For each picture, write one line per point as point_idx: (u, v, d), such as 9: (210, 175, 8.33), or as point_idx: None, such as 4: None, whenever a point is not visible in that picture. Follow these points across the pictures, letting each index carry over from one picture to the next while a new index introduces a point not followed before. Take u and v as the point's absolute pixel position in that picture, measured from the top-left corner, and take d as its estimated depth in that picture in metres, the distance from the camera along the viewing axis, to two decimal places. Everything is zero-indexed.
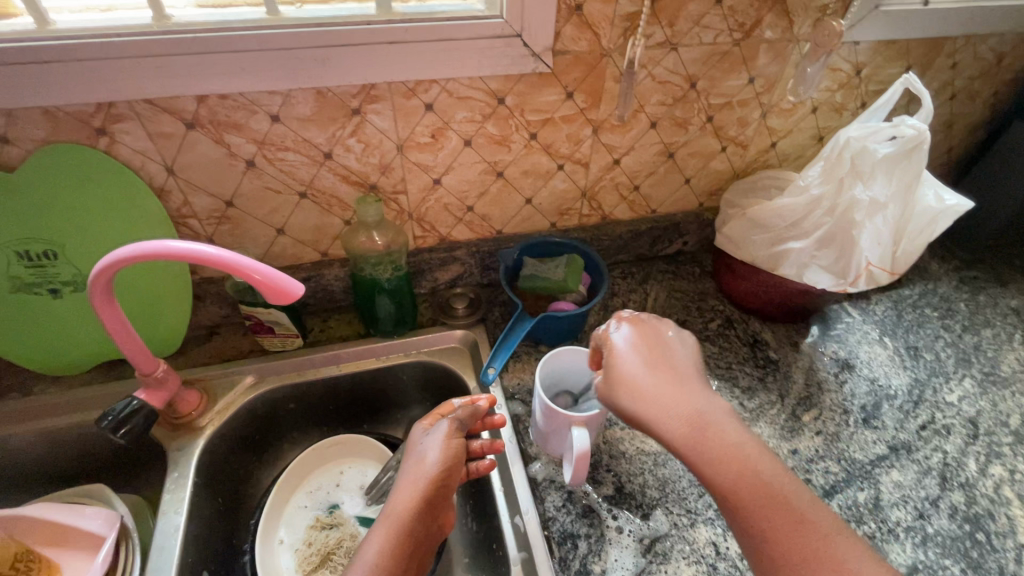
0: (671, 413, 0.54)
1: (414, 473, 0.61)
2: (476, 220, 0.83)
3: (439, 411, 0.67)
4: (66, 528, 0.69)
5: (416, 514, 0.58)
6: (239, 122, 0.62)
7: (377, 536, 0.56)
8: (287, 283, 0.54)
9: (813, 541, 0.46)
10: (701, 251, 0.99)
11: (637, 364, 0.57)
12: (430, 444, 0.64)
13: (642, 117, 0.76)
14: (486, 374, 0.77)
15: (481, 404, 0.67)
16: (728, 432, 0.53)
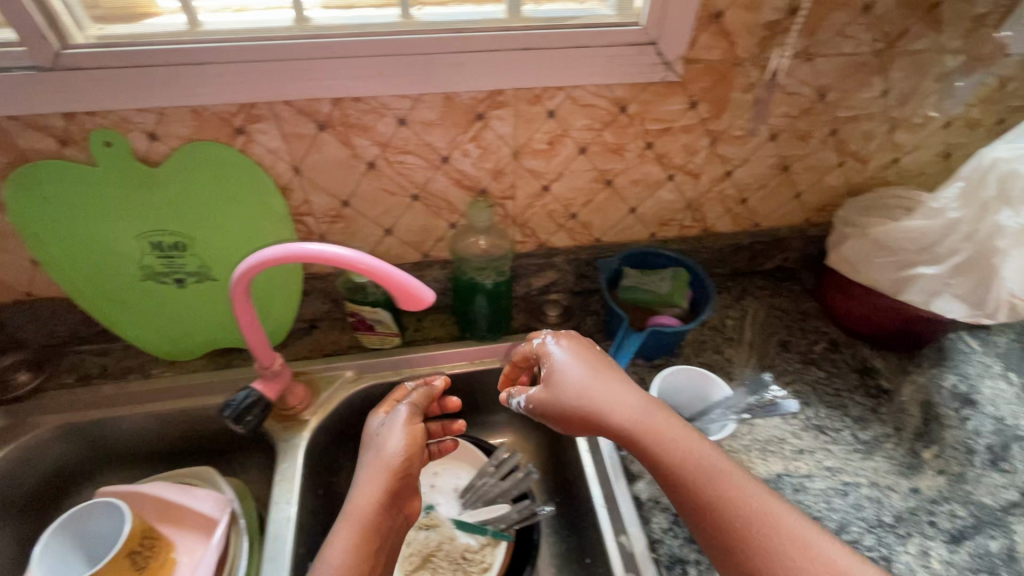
0: (630, 432, 0.54)
1: (373, 464, 0.61)
2: (577, 227, 0.81)
3: (393, 397, 0.70)
4: (179, 507, 0.73)
5: (380, 508, 0.59)
6: (367, 125, 0.62)
7: (342, 537, 0.56)
8: (419, 291, 0.54)
9: (795, 553, 0.45)
10: (801, 268, 0.95)
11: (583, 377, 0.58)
12: (387, 433, 0.64)
13: (763, 129, 0.72)
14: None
15: (434, 387, 0.69)
16: (691, 440, 0.53)
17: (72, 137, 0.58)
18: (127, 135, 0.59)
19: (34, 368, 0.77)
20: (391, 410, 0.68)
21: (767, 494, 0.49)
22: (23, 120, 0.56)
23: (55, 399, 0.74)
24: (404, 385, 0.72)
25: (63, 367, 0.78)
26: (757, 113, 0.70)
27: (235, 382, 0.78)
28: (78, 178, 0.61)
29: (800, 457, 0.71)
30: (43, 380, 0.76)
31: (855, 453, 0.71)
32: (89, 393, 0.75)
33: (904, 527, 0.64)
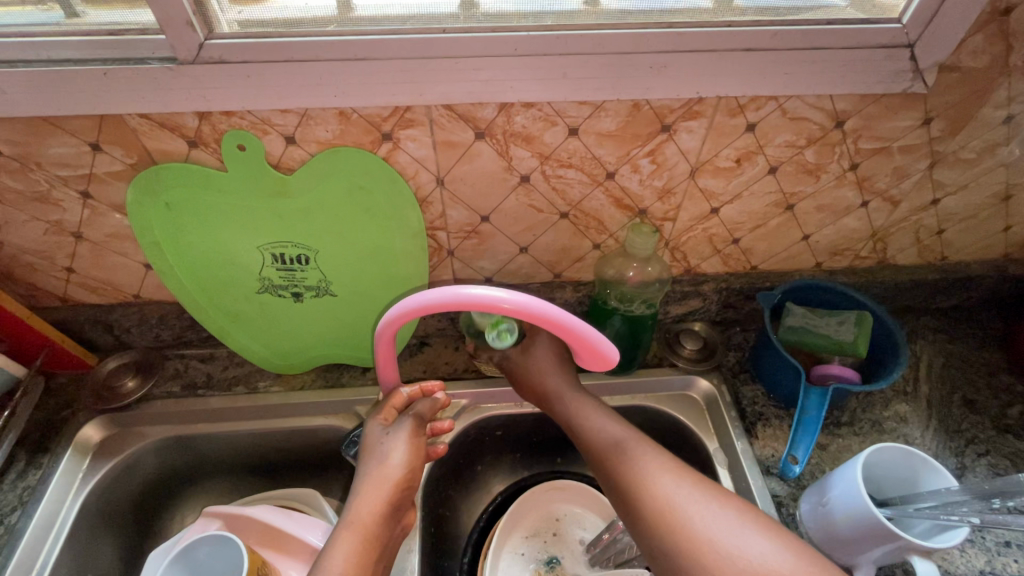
0: (562, 417, 0.60)
1: (375, 477, 0.53)
2: (736, 253, 0.70)
3: (390, 402, 0.59)
4: (284, 533, 0.67)
5: (384, 522, 0.52)
6: (533, 134, 0.52)
7: (341, 546, 0.49)
8: (590, 336, 0.44)
9: (661, 501, 0.49)
10: (982, 308, 0.81)
11: (541, 358, 0.62)
12: (392, 445, 0.55)
13: (1000, 152, 0.59)
14: (788, 465, 0.62)
15: (440, 396, 0.58)
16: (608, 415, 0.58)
17: (203, 139, 0.50)
18: (264, 138, 0.51)
19: (140, 372, 0.72)
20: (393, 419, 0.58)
21: (644, 453, 0.53)
22: (153, 118, 0.48)
23: (160, 409, 0.70)
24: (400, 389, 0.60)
25: (167, 373, 0.73)
26: (1001, 133, 0.56)
27: (345, 404, 0.71)
28: (205, 183, 0.53)
29: (1007, 552, 0.59)
30: (149, 387, 0.71)
31: None
32: (194, 404, 0.70)
33: None
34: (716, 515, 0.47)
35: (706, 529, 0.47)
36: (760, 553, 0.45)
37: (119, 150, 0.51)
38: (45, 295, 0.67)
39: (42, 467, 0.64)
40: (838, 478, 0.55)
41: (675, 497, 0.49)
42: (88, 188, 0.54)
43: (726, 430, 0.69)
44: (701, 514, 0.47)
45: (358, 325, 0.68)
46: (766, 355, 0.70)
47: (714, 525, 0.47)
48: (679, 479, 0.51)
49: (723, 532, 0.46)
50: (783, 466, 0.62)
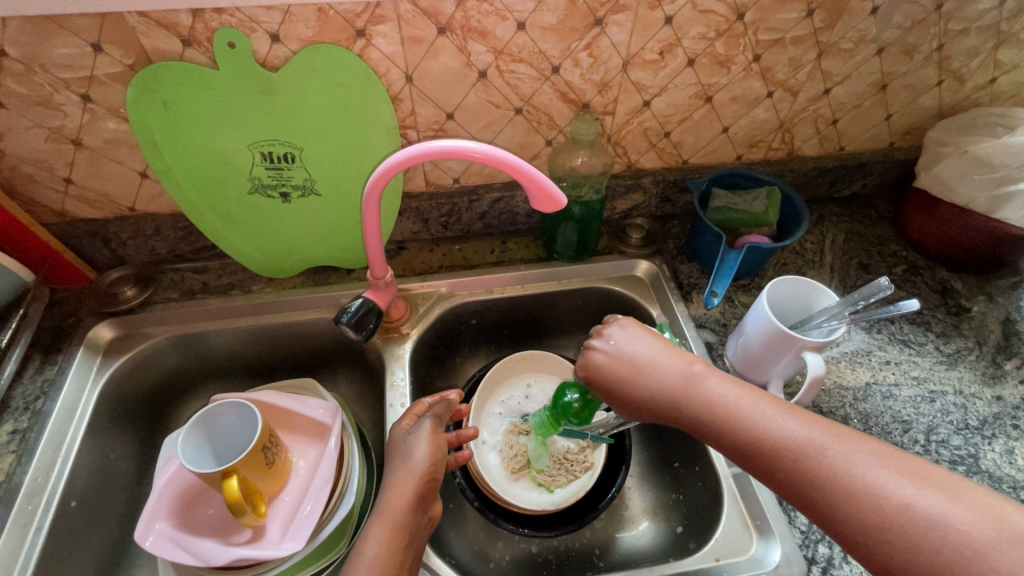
0: (675, 399, 0.53)
1: (401, 471, 0.60)
2: (668, 147, 0.81)
3: (412, 411, 0.67)
4: (290, 413, 0.76)
5: (412, 509, 0.58)
6: (486, 29, 0.61)
7: (375, 534, 0.55)
8: (537, 180, 0.54)
9: (863, 487, 0.41)
10: (876, 195, 0.95)
11: (632, 351, 0.57)
12: (415, 441, 0.62)
13: (872, 41, 0.71)
14: (710, 298, 0.78)
15: (452, 398, 0.68)
16: (720, 384, 0.52)
17: (197, 38, 0.57)
18: (252, 36, 0.58)
19: (138, 283, 0.78)
20: (414, 422, 0.66)
21: (775, 411, 0.48)
22: (151, 17, 0.55)
23: (162, 312, 0.76)
24: (421, 401, 0.70)
25: (164, 283, 0.79)
26: (870, 23, 0.69)
27: (333, 298, 0.79)
28: (200, 82, 0.60)
29: (886, 367, 0.74)
30: (149, 294, 0.77)
31: (939, 364, 0.74)
32: (194, 306, 0.77)
33: (989, 429, 0.68)
34: (877, 468, 0.42)
35: (880, 487, 0.41)
36: (935, 503, 0.39)
37: (119, 51, 0.57)
38: (43, 210, 0.72)
39: (57, 364, 0.70)
40: (750, 311, 0.67)
41: (868, 476, 0.42)
42: (89, 91, 0.60)
43: (666, 297, 0.81)
44: (870, 472, 0.42)
45: (341, 223, 0.76)
46: (697, 234, 0.82)
47: (929, 504, 0.39)
48: (843, 436, 0.45)
49: (888, 484, 0.41)
50: (706, 299, 0.78)
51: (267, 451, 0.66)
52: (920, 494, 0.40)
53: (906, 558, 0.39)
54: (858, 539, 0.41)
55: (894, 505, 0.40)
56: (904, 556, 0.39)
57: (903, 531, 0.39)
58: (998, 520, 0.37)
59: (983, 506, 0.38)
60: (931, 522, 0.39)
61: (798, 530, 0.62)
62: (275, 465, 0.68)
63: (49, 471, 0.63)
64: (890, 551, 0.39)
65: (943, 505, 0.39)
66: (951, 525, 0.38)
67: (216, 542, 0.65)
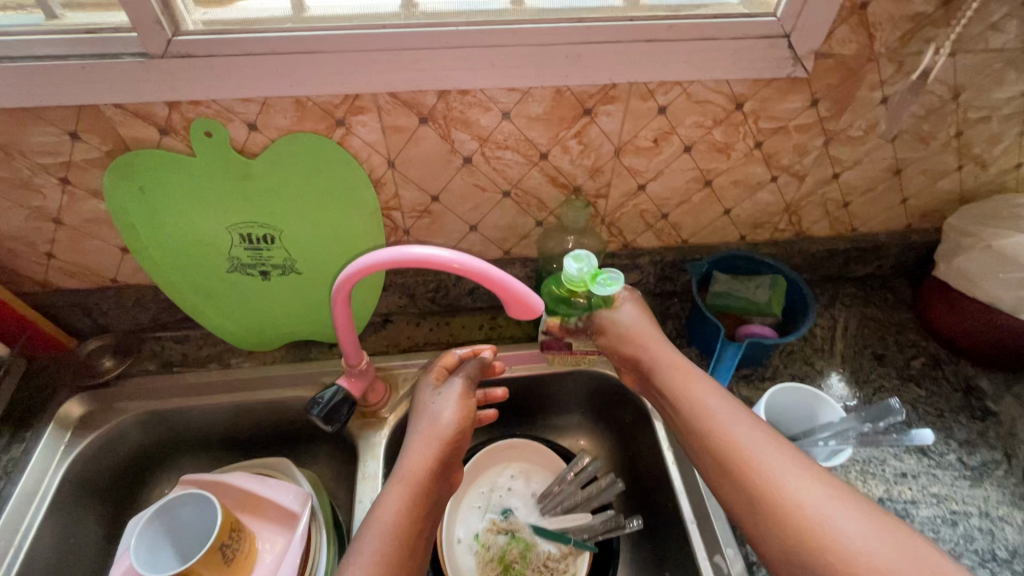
0: (662, 379, 0.60)
1: (427, 433, 0.60)
2: (667, 228, 0.77)
3: (441, 363, 0.67)
4: (259, 497, 0.72)
5: (432, 477, 0.58)
6: (470, 119, 0.59)
7: (394, 496, 0.55)
8: (513, 289, 0.51)
9: (779, 488, 0.48)
10: (894, 275, 0.89)
11: (634, 322, 0.64)
12: (443, 403, 0.63)
13: (883, 129, 0.67)
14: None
15: (486, 358, 0.68)
16: (698, 377, 0.59)
17: (173, 127, 0.56)
18: (229, 125, 0.57)
19: (117, 353, 0.77)
20: (443, 379, 0.66)
21: (734, 413, 0.55)
22: (127, 109, 0.54)
23: (136, 386, 0.74)
24: (452, 352, 0.69)
25: (143, 354, 0.78)
26: (880, 112, 0.65)
27: (312, 376, 0.76)
28: (178, 168, 0.59)
29: (902, 481, 0.67)
30: (127, 365, 0.76)
31: (963, 480, 0.67)
32: (170, 380, 0.75)
33: (1020, 564, 0.61)
34: (798, 477, 0.49)
35: (794, 494, 0.48)
36: (837, 518, 0.46)
37: (95, 139, 0.56)
38: (26, 281, 0.71)
39: (25, 441, 0.69)
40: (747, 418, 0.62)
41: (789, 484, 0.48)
42: (68, 174, 0.60)
43: None
44: (791, 481, 0.48)
45: (321, 301, 0.74)
46: (696, 320, 0.77)
47: (829, 515, 0.46)
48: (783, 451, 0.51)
49: (801, 491, 0.48)
50: None
51: (225, 548, 0.62)
52: (827, 506, 0.46)
53: (790, 544, 0.46)
54: (755, 525, 0.49)
55: (800, 512, 0.46)
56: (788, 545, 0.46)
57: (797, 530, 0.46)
58: (885, 544, 0.43)
59: (878, 529, 0.44)
60: (824, 528, 0.45)
61: None
62: (235, 563, 0.64)
63: None
64: (779, 537, 0.47)
65: (845, 523, 0.45)
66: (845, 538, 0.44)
67: None
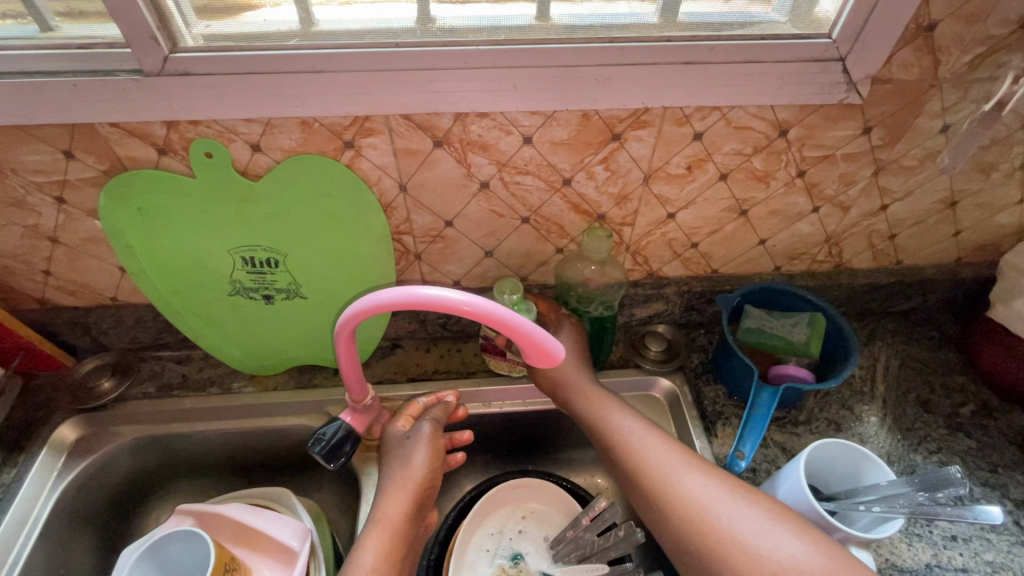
0: (582, 405, 0.62)
1: (400, 478, 0.59)
2: (696, 257, 0.72)
3: (407, 411, 0.66)
4: (256, 531, 0.68)
5: (409, 521, 0.57)
6: (488, 142, 0.55)
7: (371, 543, 0.54)
8: (530, 334, 0.47)
9: (693, 501, 0.51)
10: (940, 311, 0.83)
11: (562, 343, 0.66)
12: (413, 448, 0.61)
13: (941, 159, 0.61)
14: (736, 461, 0.63)
15: (451, 401, 0.67)
16: (614, 401, 0.62)
17: (172, 147, 0.53)
18: (231, 146, 0.53)
19: (116, 374, 0.74)
20: (411, 425, 0.65)
21: (647, 435, 0.58)
22: (123, 127, 0.51)
23: (135, 409, 0.71)
24: (416, 399, 0.68)
25: (143, 375, 0.75)
26: (939, 141, 0.59)
27: (316, 404, 0.73)
28: (178, 190, 0.55)
29: (952, 545, 0.61)
30: (125, 388, 0.73)
31: (1020, 547, 0.61)
32: (168, 404, 0.72)
33: None
34: (709, 492, 0.52)
35: (707, 506, 0.50)
36: (747, 524, 0.49)
37: (91, 157, 0.53)
38: (23, 298, 0.69)
39: (17, 466, 0.66)
40: (784, 473, 0.57)
41: (701, 497, 0.51)
42: (63, 194, 0.56)
43: (687, 427, 0.71)
44: (704, 495, 0.51)
45: (328, 327, 0.70)
46: (725, 356, 0.72)
47: (740, 521, 0.49)
48: (694, 465, 0.54)
49: (713, 502, 0.51)
50: (730, 461, 0.64)
51: None
52: (737, 515, 0.49)
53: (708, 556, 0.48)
54: (659, 524, 0.52)
55: (714, 524, 0.49)
56: (700, 556, 0.49)
57: (689, 525, 0.50)
58: (791, 545, 0.47)
59: (785, 534, 0.48)
60: (733, 535, 0.48)
61: None
62: None
63: None
64: (686, 544, 0.50)
65: (753, 527, 0.48)
66: (730, 528, 0.49)
67: None
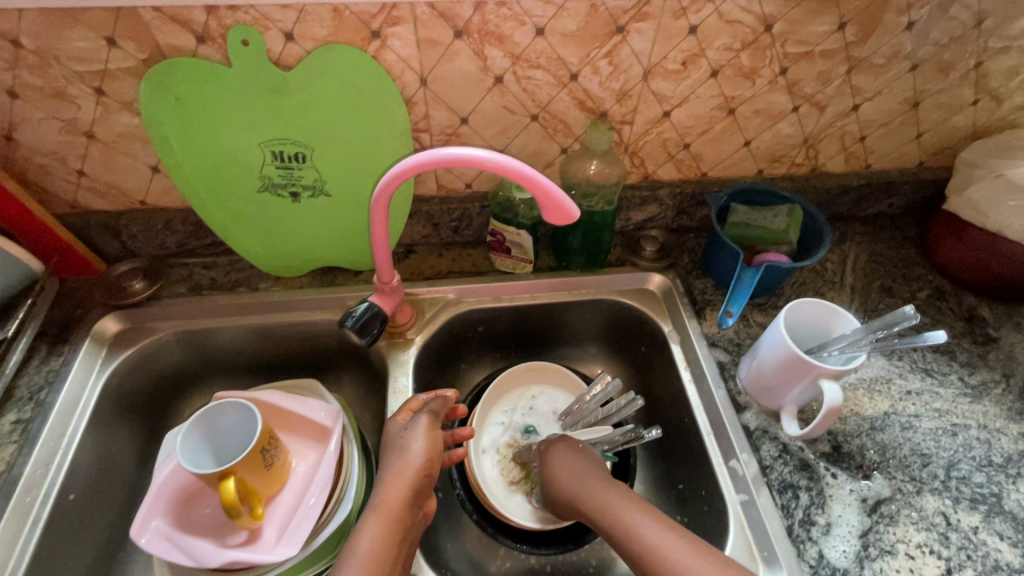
0: (601, 518, 0.59)
1: (396, 467, 0.59)
2: (687, 159, 0.78)
3: (407, 406, 0.65)
4: (292, 414, 0.74)
5: (407, 503, 0.56)
6: (505, 34, 0.60)
7: (369, 528, 0.54)
8: (554, 195, 0.52)
9: None
10: (903, 215, 0.91)
11: (563, 458, 0.66)
12: (411, 436, 0.61)
13: (906, 55, 0.69)
14: (725, 318, 0.75)
15: (450, 396, 0.67)
16: (636, 507, 0.57)
17: (211, 34, 0.57)
18: (267, 34, 0.57)
19: (146, 276, 0.78)
20: (411, 417, 0.64)
21: (681, 548, 0.52)
22: (166, 12, 0.55)
23: (169, 306, 0.76)
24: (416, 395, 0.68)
25: (173, 278, 0.79)
26: (905, 38, 0.67)
27: (340, 300, 0.78)
28: (212, 79, 0.60)
29: (906, 397, 0.71)
30: (157, 288, 0.77)
31: (963, 397, 0.71)
32: (199, 302, 0.77)
33: (1014, 468, 0.65)
34: None
35: None
36: None
37: (132, 45, 0.57)
38: (57, 200, 0.72)
39: (63, 355, 0.71)
40: (765, 335, 0.66)
41: None
42: (103, 84, 0.60)
43: (678, 312, 0.79)
44: None
45: (349, 225, 0.75)
46: (713, 249, 0.79)
47: None
48: None
49: None
50: (719, 318, 0.76)
51: (266, 452, 0.65)
52: None
53: None
54: None
55: None
56: None
57: None
58: None
59: None
60: None
61: (807, 563, 0.58)
62: (273, 467, 0.67)
63: (49, 463, 0.63)
64: None
65: None
66: None
67: (212, 543, 0.64)
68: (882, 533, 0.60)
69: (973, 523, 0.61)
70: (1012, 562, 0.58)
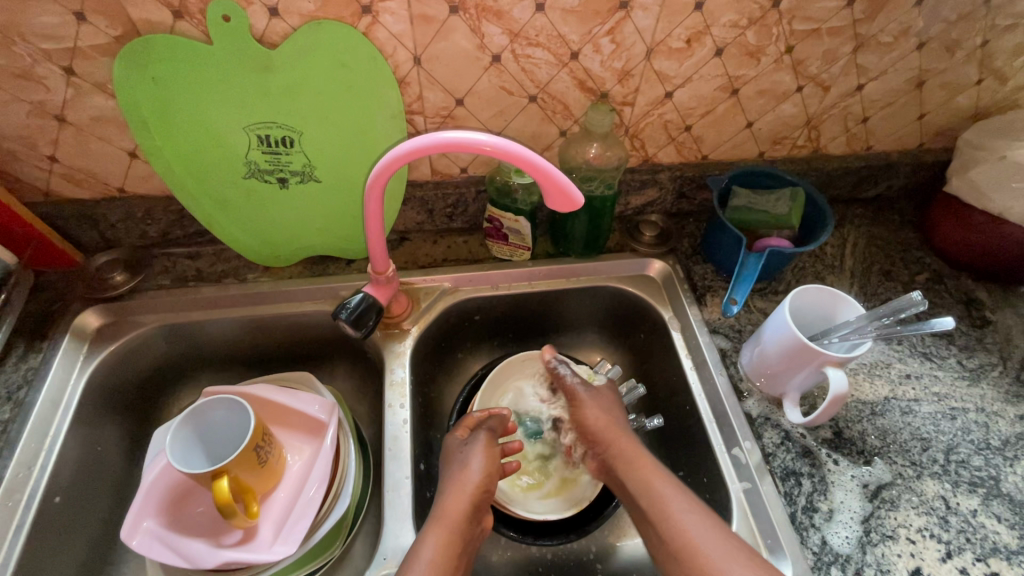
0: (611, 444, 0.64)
1: (457, 481, 0.60)
2: (688, 142, 0.76)
3: (464, 423, 0.67)
4: (285, 408, 0.72)
5: (466, 517, 0.57)
6: (502, 9, 0.57)
7: (430, 536, 0.55)
8: (559, 182, 0.50)
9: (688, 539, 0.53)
10: (901, 198, 0.91)
11: (594, 417, 0.67)
12: (470, 453, 0.63)
13: (913, 33, 0.67)
14: (729, 306, 0.74)
15: (505, 413, 0.69)
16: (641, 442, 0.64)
17: (188, 9, 0.54)
18: (249, 9, 0.54)
19: (127, 268, 0.75)
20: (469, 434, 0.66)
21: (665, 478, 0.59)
22: None
23: (153, 299, 0.73)
24: (471, 413, 0.70)
25: (156, 269, 0.76)
26: (913, 15, 0.65)
27: (332, 289, 0.76)
28: (190, 57, 0.56)
29: (906, 381, 0.71)
30: (139, 280, 0.74)
31: (962, 380, 0.71)
32: (185, 294, 0.74)
33: (1012, 450, 0.66)
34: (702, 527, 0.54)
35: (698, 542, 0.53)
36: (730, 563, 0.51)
37: (103, 20, 0.53)
38: (28, 189, 0.68)
39: (42, 352, 0.67)
40: (769, 321, 0.65)
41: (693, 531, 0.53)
42: (72, 63, 0.56)
43: (679, 299, 0.78)
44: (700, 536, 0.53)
45: (339, 213, 0.72)
46: (715, 234, 0.78)
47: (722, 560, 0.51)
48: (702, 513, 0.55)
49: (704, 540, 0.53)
50: (724, 306, 0.75)
51: (259, 450, 0.63)
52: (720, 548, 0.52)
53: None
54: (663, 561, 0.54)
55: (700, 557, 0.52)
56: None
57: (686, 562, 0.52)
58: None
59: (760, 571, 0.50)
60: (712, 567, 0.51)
61: (810, 550, 0.58)
62: (267, 464, 0.65)
63: (31, 465, 0.60)
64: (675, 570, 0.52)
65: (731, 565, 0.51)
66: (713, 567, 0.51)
67: (206, 544, 0.62)
68: (884, 518, 0.61)
69: (972, 506, 0.62)
70: (1010, 544, 0.59)
